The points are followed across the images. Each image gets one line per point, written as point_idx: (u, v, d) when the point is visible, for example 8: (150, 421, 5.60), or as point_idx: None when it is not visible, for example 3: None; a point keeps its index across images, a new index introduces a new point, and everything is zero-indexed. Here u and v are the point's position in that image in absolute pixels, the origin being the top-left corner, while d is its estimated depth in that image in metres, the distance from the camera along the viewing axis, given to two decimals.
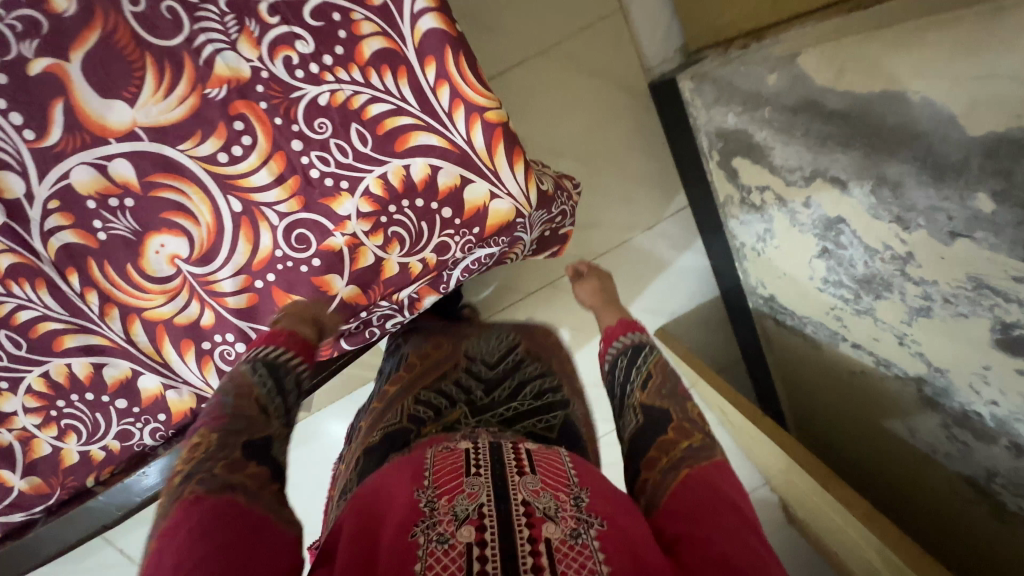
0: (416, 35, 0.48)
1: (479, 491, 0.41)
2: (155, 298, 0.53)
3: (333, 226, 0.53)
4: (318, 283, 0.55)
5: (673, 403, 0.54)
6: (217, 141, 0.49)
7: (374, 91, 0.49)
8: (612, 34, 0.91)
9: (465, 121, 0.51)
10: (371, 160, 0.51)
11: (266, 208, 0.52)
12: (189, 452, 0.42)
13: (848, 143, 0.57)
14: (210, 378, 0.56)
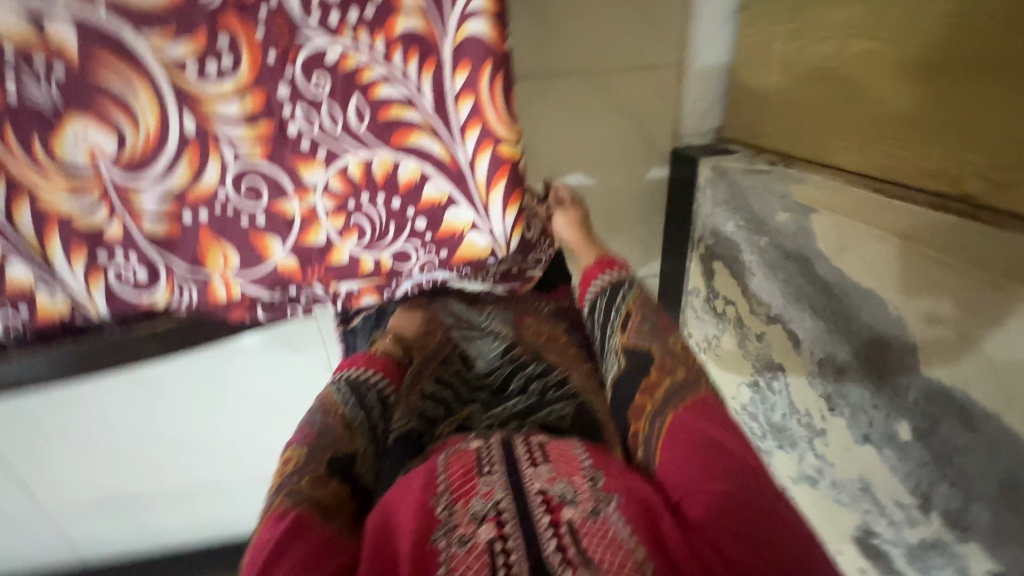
0: (460, 34, 0.43)
1: (495, 489, 0.44)
2: (57, 187, 0.44)
3: (294, 190, 0.47)
4: (253, 240, 0.49)
5: (652, 340, 0.55)
6: (192, 48, 0.41)
7: (392, 72, 0.44)
8: (661, 86, 0.86)
9: (476, 143, 0.46)
10: (361, 140, 0.46)
11: (224, 142, 0.45)
12: (283, 465, 0.49)
13: (819, 311, 0.60)
14: (95, 294, 0.48)
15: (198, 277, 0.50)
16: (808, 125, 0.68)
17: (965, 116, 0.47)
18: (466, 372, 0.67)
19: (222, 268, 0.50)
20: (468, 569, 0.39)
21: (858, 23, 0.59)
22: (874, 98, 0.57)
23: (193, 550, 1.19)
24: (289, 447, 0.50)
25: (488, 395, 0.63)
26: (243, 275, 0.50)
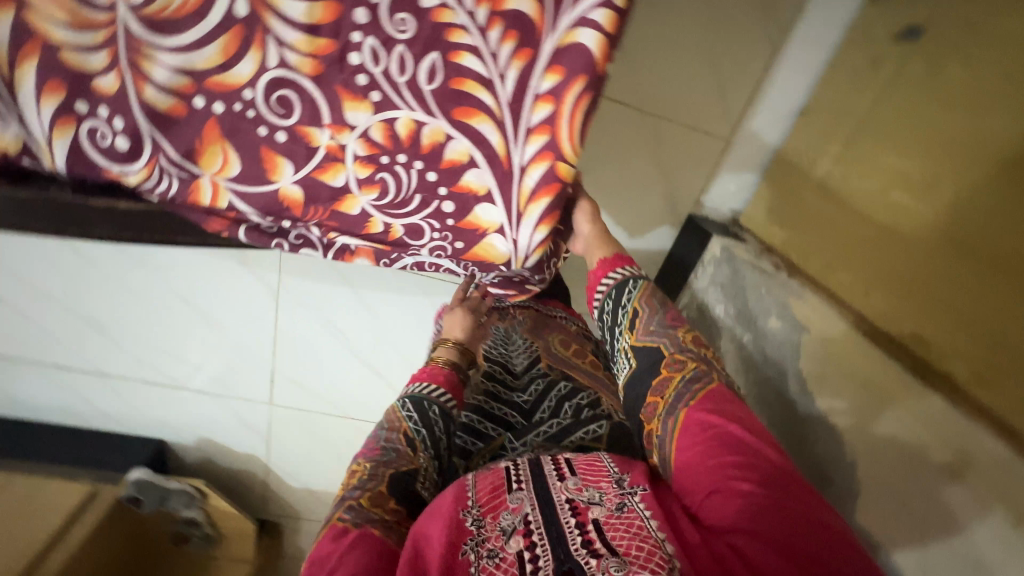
0: (568, 37, 0.39)
1: (523, 505, 0.42)
2: (55, 9, 0.37)
3: (329, 121, 0.42)
4: (263, 156, 0.44)
5: (666, 338, 0.53)
6: None
7: (482, 44, 0.40)
8: (704, 153, 0.87)
9: (537, 151, 0.44)
10: (422, 100, 0.42)
11: (272, 41, 0.39)
12: (348, 476, 0.48)
13: (777, 424, 0.68)
14: (56, 143, 0.41)
15: (186, 171, 0.44)
16: (825, 246, 0.71)
17: (974, 308, 0.50)
18: (503, 386, 0.64)
19: (218, 170, 0.44)
20: None
21: (910, 176, 0.61)
22: (897, 251, 0.60)
23: (57, 426, 1.09)
24: (355, 462, 0.49)
25: (521, 420, 0.59)
26: (240, 186, 0.45)
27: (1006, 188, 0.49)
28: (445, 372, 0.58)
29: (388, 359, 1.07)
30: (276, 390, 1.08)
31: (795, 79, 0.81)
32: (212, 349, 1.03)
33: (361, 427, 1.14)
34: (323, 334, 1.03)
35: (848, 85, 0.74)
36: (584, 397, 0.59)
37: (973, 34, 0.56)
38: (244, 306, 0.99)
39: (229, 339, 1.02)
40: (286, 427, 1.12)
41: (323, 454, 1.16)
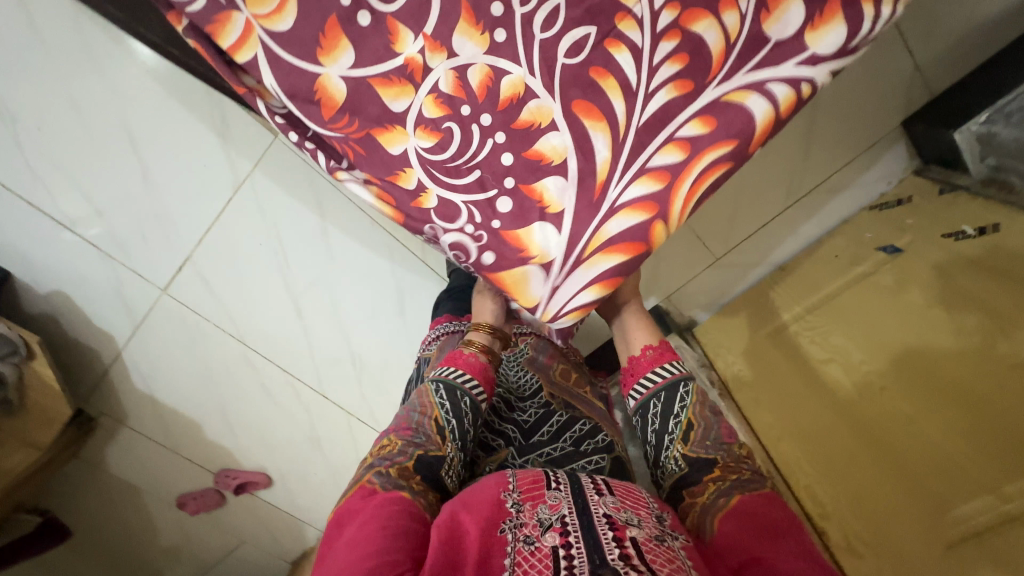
0: (735, 95, 0.41)
1: (562, 505, 0.44)
2: None
3: (428, 33, 0.44)
4: (328, 27, 0.45)
5: (722, 453, 0.54)
6: None
7: (647, 49, 0.41)
8: (693, 256, 0.93)
9: (639, 197, 0.43)
10: (551, 67, 0.43)
11: None
12: (377, 448, 0.53)
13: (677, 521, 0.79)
14: None
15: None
16: (754, 384, 0.80)
17: (870, 489, 0.59)
18: (509, 400, 0.70)
19: (257, 14, 0.45)
20: (530, 567, 0.39)
21: (848, 359, 0.70)
22: (830, 405, 0.68)
23: None
24: (388, 435, 0.54)
25: (521, 437, 0.65)
26: (273, 43, 0.46)
27: (932, 403, 0.58)
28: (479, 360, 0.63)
29: (315, 303, 1.02)
30: (177, 278, 0.96)
31: (784, 239, 0.93)
32: (129, 201, 0.89)
33: (249, 359, 1.05)
34: (264, 247, 0.96)
35: (829, 265, 0.85)
36: (583, 425, 0.66)
37: (934, 272, 0.69)
38: (198, 176, 0.90)
39: (158, 202, 0.90)
40: (165, 321, 0.98)
41: (191, 368, 1.03)
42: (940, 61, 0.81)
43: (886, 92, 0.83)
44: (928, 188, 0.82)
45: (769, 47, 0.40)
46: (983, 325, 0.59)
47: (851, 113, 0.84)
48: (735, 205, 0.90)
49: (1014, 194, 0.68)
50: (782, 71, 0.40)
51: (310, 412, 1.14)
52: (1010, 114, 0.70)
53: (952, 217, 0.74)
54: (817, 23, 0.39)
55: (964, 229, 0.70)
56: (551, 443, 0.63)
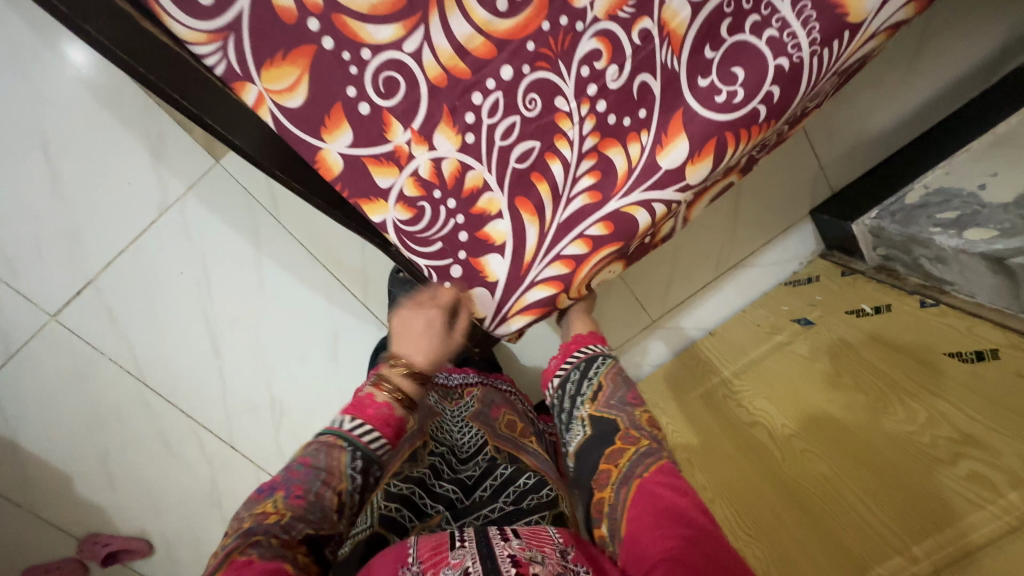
0: (630, 208, 0.45)
1: (464, 559, 0.40)
2: None
3: (416, 128, 0.41)
4: (332, 111, 0.39)
5: (620, 411, 0.51)
6: None
7: (573, 164, 0.44)
8: (633, 319, 0.97)
9: (552, 276, 0.46)
10: (498, 168, 0.43)
11: (427, 34, 0.38)
12: (256, 517, 0.39)
13: None
14: None
15: (242, 67, 0.37)
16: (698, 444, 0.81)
17: (806, 558, 0.58)
18: (450, 459, 0.70)
19: (274, 93, 0.38)
20: None
21: (773, 423, 0.74)
22: (766, 478, 0.69)
23: None
24: (276, 501, 0.39)
25: (461, 497, 0.63)
26: (284, 120, 0.39)
27: (846, 467, 0.62)
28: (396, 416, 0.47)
29: (237, 342, 0.93)
30: (72, 304, 0.85)
31: (709, 306, 1.00)
32: (25, 214, 0.79)
33: (147, 399, 0.93)
34: (184, 276, 0.87)
35: (750, 333, 0.93)
36: (529, 479, 0.64)
37: (843, 346, 0.76)
38: (118, 196, 0.81)
39: (61, 221, 0.81)
40: (53, 351, 0.87)
41: (76, 405, 0.92)
42: (841, 164, 0.94)
43: (800, 184, 0.94)
44: (832, 270, 0.93)
45: (660, 173, 0.44)
46: (883, 394, 0.65)
47: (772, 200, 0.94)
48: (671, 272, 0.95)
49: (899, 280, 0.80)
50: (665, 194, 0.44)
51: (213, 467, 1.01)
52: (894, 213, 0.80)
53: (853, 297, 0.84)
54: (696, 158, 0.44)
55: (863, 307, 0.80)
56: (492, 502, 0.61)
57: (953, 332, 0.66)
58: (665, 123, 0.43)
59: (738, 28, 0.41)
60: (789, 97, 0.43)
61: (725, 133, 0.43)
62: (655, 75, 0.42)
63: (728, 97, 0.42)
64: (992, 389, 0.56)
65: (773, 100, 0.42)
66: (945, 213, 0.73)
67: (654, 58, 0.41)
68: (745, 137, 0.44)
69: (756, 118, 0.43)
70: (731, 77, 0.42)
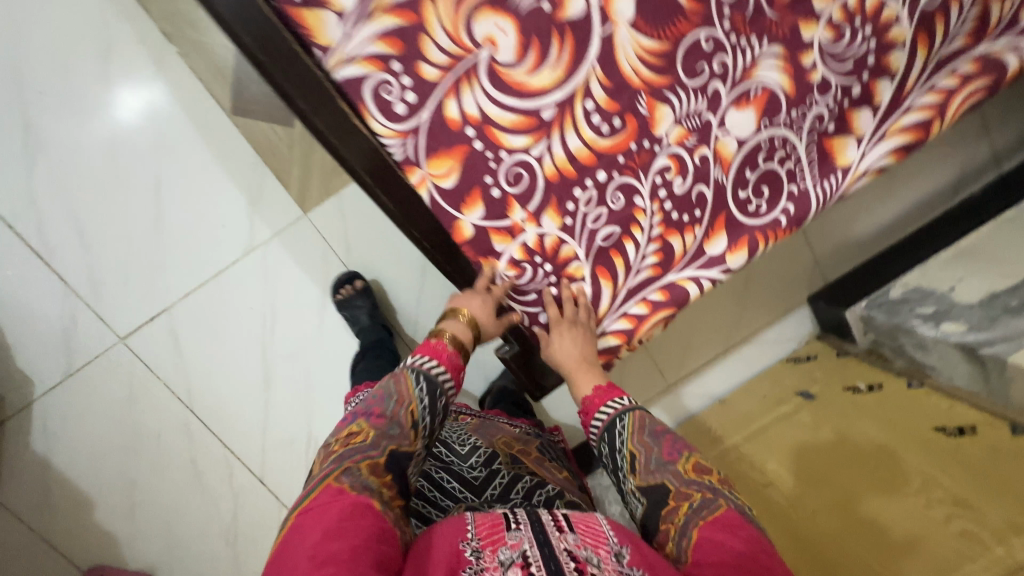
0: (682, 281, 0.58)
1: (522, 543, 0.41)
2: (434, 8, 0.47)
3: (530, 210, 0.53)
4: (471, 194, 0.52)
5: (670, 474, 0.46)
6: (604, 104, 0.51)
7: (643, 245, 0.56)
8: (653, 380, 1.07)
9: (618, 329, 0.60)
10: (586, 245, 0.55)
11: (548, 144, 0.52)
12: (347, 436, 0.47)
13: None
14: (355, 67, 0.47)
15: (416, 158, 0.50)
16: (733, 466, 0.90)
17: None
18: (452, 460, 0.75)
19: (435, 176, 0.51)
20: None
21: (783, 483, 0.81)
22: (786, 514, 0.77)
23: None
24: (362, 424, 0.47)
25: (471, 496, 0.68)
26: (438, 197, 0.52)
27: (855, 523, 0.70)
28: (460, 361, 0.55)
29: (287, 376, 0.98)
30: (141, 330, 0.92)
31: (721, 376, 1.11)
32: (122, 245, 0.88)
33: (189, 427, 0.97)
34: (253, 311, 0.94)
35: (757, 402, 1.02)
36: (531, 478, 0.70)
37: (842, 416, 0.85)
38: (210, 235, 0.89)
39: (152, 253, 0.89)
40: (109, 371, 0.93)
41: (119, 428, 0.95)
42: (833, 259, 1.10)
43: (798, 275, 1.09)
44: (828, 350, 1.05)
45: (706, 258, 0.58)
46: (883, 458, 0.75)
47: (775, 286, 1.08)
48: (686, 343, 1.07)
49: (886, 362, 0.92)
50: (711, 274, 0.58)
51: (237, 500, 1.03)
52: (881, 305, 0.93)
53: (849, 374, 0.95)
54: (733, 248, 0.58)
55: (858, 384, 0.91)
56: (502, 497, 0.67)
57: (938, 409, 0.77)
58: (712, 223, 0.57)
59: (770, 158, 0.56)
60: (803, 212, 0.58)
61: (758, 234, 0.58)
62: (709, 186, 0.55)
63: (758, 207, 0.57)
64: (979, 465, 0.67)
65: (790, 212, 0.58)
66: (925, 307, 0.86)
67: (709, 174, 0.55)
68: (771, 238, 0.58)
69: (779, 224, 0.58)
70: (761, 192, 0.57)
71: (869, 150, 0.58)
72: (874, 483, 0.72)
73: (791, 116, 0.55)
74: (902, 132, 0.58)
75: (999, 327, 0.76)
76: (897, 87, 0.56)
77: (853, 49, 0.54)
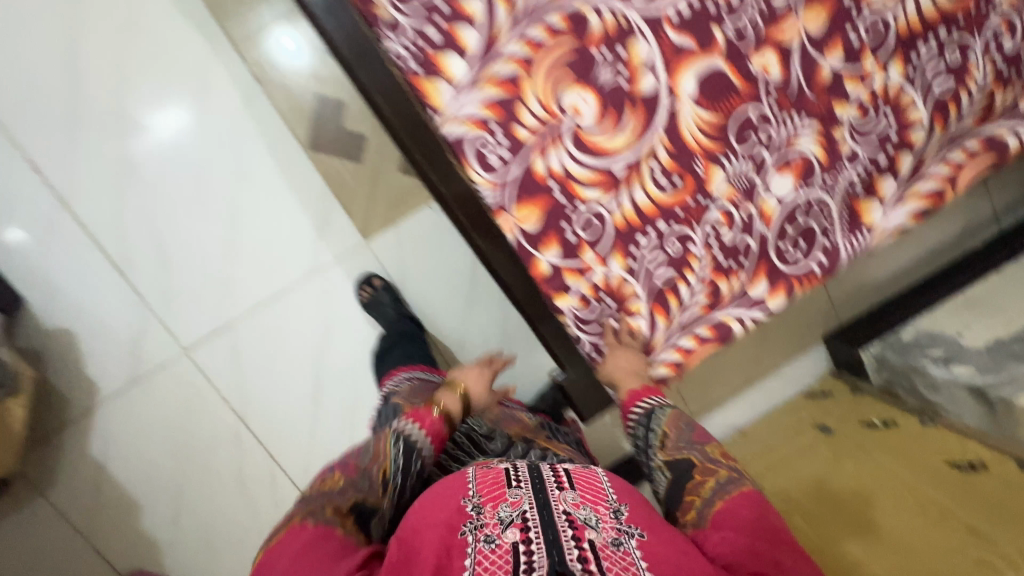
0: (727, 320, 0.66)
1: (521, 501, 0.47)
2: (531, 82, 0.56)
3: (599, 252, 0.61)
4: (550, 237, 0.60)
5: (695, 451, 0.53)
6: (667, 165, 0.60)
7: (696, 287, 0.63)
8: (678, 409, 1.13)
9: (669, 360, 0.66)
10: (645, 285, 0.63)
11: (618, 197, 0.60)
12: (321, 483, 0.55)
13: None
14: (461, 127, 0.56)
15: (505, 204, 0.58)
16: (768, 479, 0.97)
17: None
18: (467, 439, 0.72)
19: (520, 221, 0.59)
20: (491, 566, 0.41)
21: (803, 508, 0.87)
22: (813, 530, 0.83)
23: None
24: (337, 474, 0.56)
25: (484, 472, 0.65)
26: (521, 239, 0.60)
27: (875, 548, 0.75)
28: (442, 428, 0.63)
29: (336, 393, 1.04)
30: (206, 343, 0.98)
31: (742, 410, 1.17)
32: (197, 264, 0.95)
33: (240, 437, 1.02)
34: (310, 329, 1.00)
35: (778, 433, 1.08)
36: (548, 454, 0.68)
37: (861, 448, 0.91)
38: (277, 257, 0.97)
39: (224, 273, 0.96)
40: (171, 381, 0.98)
41: (174, 435, 1.00)
42: (847, 301, 1.17)
43: (815, 316, 1.17)
44: (843, 387, 1.12)
45: (749, 300, 0.65)
46: (901, 489, 0.80)
47: (793, 326, 1.16)
48: (709, 376, 1.14)
49: (898, 399, 0.98)
50: (753, 314, 0.66)
51: (278, 511, 1.06)
52: (894, 346, 1.01)
53: (865, 410, 1.01)
54: (773, 292, 0.65)
55: (873, 420, 0.97)
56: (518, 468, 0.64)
57: (952, 444, 0.84)
58: (755, 269, 0.64)
59: (807, 215, 0.64)
60: (835, 263, 0.66)
61: (795, 280, 0.65)
62: (754, 237, 0.63)
63: (795, 257, 0.65)
64: (991, 496, 0.73)
65: (823, 262, 0.66)
66: (936, 350, 0.94)
67: (754, 227, 0.63)
68: (807, 284, 0.66)
69: (814, 272, 0.66)
70: (798, 244, 0.65)
71: (893, 212, 0.66)
72: (894, 511, 0.78)
73: (826, 181, 0.64)
74: (920, 198, 0.66)
75: (1005, 371, 0.84)
76: (917, 159, 0.65)
77: (878, 126, 0.63)
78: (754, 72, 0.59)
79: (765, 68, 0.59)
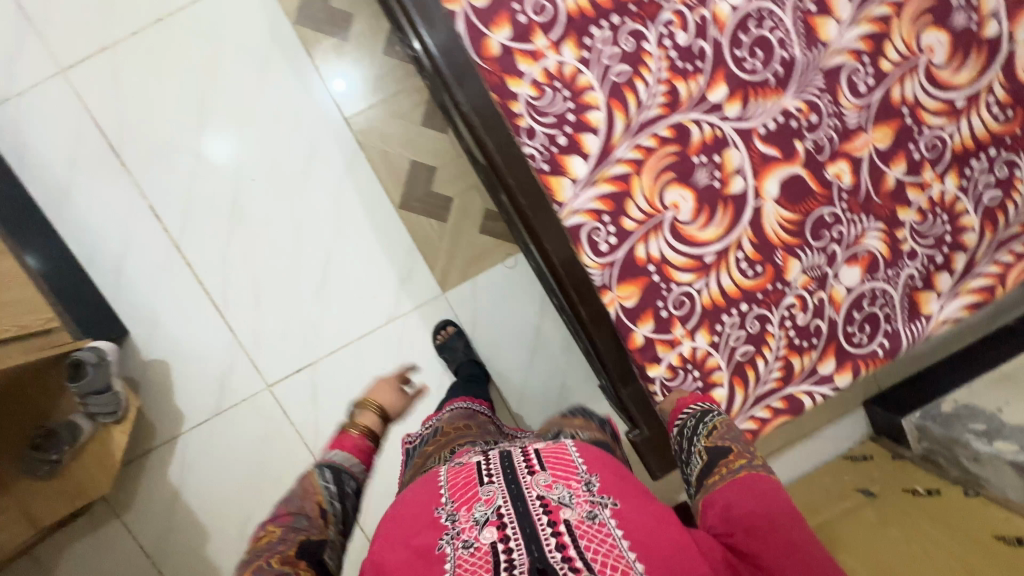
0: (799, 393, 0.72)
1: (494, 496, 0.48)
2: (639, 181, 0.65)
3: (688, 327, 0.68)
4: (645, 312, 0.67)
5: (734, 439, 0.55)
6: (751, 254, 0.68)
7: (771, 362, 0.71)
8: None
9: (746, 428, 0.73)
10: (727, 358, 0.70)
11: (707, 281, 0.68)
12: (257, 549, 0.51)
13: None
14: (577, 216, 0.64)
15: (609, 282, 0.66)
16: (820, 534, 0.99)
17: None
18: None
19: (621, 298, 0.67)
20: (474, 568, 0.43)
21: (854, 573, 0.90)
22: None
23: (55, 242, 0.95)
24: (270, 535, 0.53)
25: None
26: (620, 314, 0.67)
27: None
28: None
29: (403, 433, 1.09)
30: (288, 379, 1.05)
31: (785, 468, 1.22)
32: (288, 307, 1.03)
33: None
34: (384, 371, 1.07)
35: (821, 494, 1.12)
36: None
37: (908, 516, 0.96)
38: (361, 304, 1.05)
39: (311, 316, 1.04)
40: (252, 415, 1.05)
41: (249, 466, 1.06)
42: (885, 368, 1.24)
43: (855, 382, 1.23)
44: (883, 452, 1.17)
45: (818, 376, 0.72)
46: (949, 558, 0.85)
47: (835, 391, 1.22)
48: None
49: (941, 469, 1.04)
50: (822, 389, 0.72)
51: None
52: (935, 416, 1.06)
53: (910, 479, 1.06)
54: (840, 370, 0.72)
55: (919, 488, 1.02)
56: None
57: (998, 517, 0.88)
58: (823, 347, 0.72)
59: (871, 302, 0.72)
60: (896, 346, 0.73)
61: (859, 359, 0.72)
62: (824, 320, 0.71)
63: (860, 340, 0.72)
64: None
65: (885, 345, 0.73)
66: (977, 424, 0.99)
67: (825, 311, 0.71)
68: (870, 364, 0.73)
69: (877, 353, 0.73)
70: (863, 327, 0.72)
71: (947, 303, 0.74)
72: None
73: (888, 273, 0.71)
74: (972, 292, 0.74)
75: None
76: (969, 259, 0.73)
77: (935, 229, 0.71)
78: (828, 178, 0.68)
79: (839, 175, 0.68)
